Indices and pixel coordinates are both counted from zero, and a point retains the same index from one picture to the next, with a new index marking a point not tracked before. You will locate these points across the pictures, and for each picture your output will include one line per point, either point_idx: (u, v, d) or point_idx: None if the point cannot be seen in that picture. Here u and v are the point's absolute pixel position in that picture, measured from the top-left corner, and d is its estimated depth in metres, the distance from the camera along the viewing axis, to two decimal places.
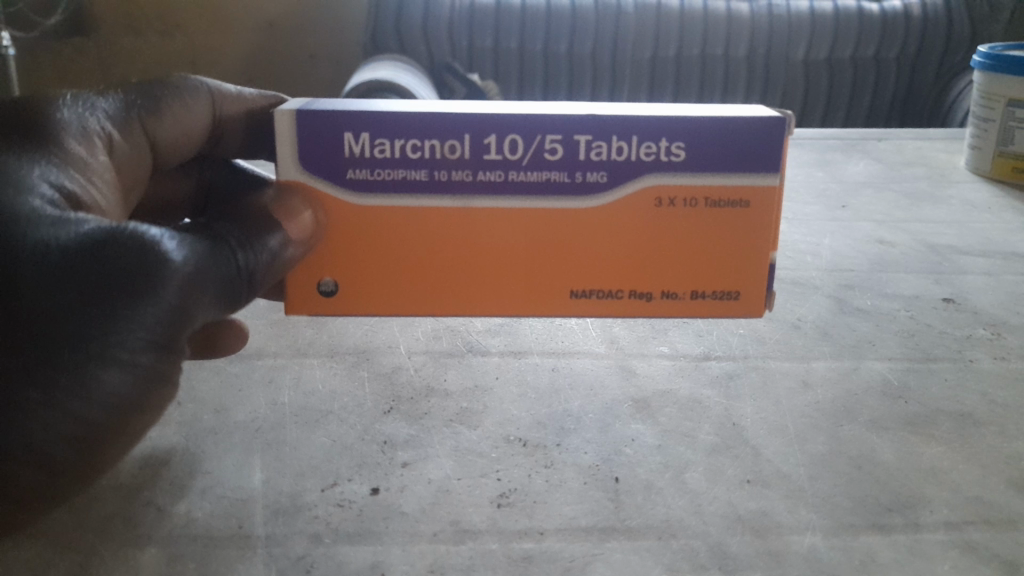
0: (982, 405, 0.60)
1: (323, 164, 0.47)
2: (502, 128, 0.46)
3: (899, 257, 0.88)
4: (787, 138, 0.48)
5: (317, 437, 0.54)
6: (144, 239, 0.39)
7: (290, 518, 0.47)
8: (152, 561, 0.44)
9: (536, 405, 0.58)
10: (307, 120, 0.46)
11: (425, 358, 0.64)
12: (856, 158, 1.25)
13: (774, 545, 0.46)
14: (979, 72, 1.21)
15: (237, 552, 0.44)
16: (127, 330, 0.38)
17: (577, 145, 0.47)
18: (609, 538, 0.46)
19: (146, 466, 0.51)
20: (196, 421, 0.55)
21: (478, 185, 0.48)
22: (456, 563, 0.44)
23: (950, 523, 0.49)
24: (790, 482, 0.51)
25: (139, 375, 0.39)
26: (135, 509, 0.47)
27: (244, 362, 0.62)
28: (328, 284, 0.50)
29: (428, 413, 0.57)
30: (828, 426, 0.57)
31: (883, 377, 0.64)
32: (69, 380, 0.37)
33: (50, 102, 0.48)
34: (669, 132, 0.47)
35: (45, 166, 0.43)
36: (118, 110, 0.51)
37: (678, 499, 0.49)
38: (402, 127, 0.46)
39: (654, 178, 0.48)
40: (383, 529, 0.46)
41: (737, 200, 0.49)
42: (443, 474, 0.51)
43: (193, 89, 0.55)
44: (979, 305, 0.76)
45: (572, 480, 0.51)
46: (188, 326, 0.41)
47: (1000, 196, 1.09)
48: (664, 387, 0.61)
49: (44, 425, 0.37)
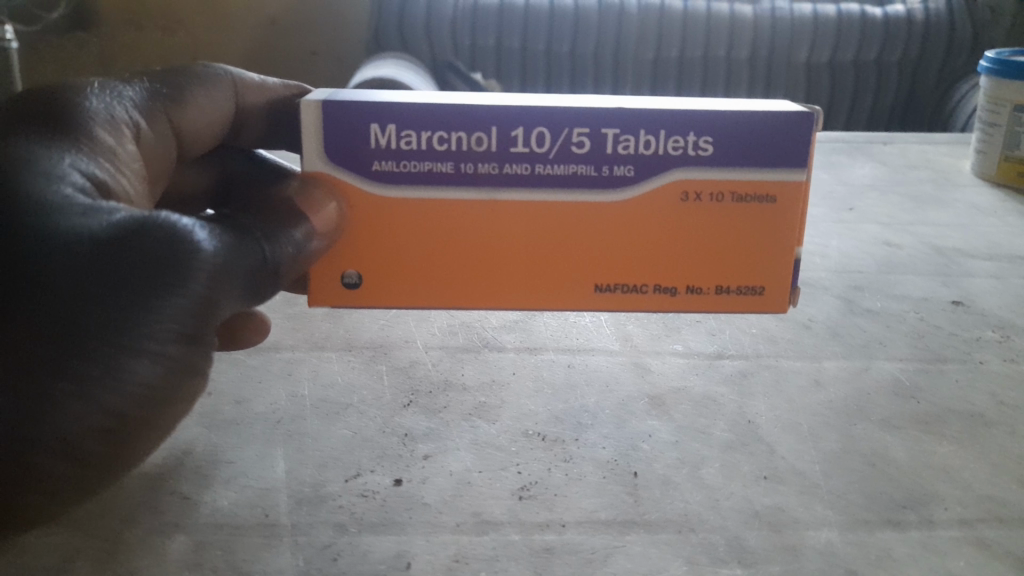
0: (992, 405, 0.61)
1: (349, 155, 0.48)
2: (530, 121, 0.47)
3: (906, 259, 0.89)
4: (814, 133, 0.48)
5: (338, 429, 0.54)
6: (173, 229, 0.40)
7: (314, 507, 0.47)
8: (180, 548, 0.44)
9: (552, 401, 0.59)
10: (333, 110, 0.47)
11: (441, 353, 0.64)
12: (861, 161, 1.26)
13: (791, 540, 0.47)
14: (986, 77, 1.22)
15: (262, 540, 0.45)
16: (158, 319, 0.38)
17: (604, 138, 0.47)
18: (629, 531, 0.47)
19: (170, 456, 0.51)
20: (216, 412, 0.56)
21: (505, 178, 0.48)
22: (479, 554, 0.45)
23: (964, 520, 0.49)
24: (806, 479, 0.52)
25: (169, 366, 0.40)
26: (161, 498, 0.48)
27: (262, 355, 0.63)
28: (351, 277, 0.51)
29: (446, 407, 0.57)
30: (841, 424, 0.58)
31: (894, 377, 0.64)
32: (102, 370, 0.38)
33: (77, 91, 0.48)
34: (697, 127, 0.47)
35: (75, 156, 0.44)
36: (144, 99, 0.51)
37: (695, 494, 0.50)
38: (430, 119, 0.47)
39: (679, 173, 0.48)
40: (407, 519, 0.47)
41: (762, 195, 0.49)
42: (463, 467, 0.51)
43: (217, 79, 0.56)
44: (987, 307, 0.77)
45: (590, 474, 0.51)
46: (215, 318, 0.41)
47: (1005, 201, 1.10)
48: (678, 383, 0.62)
49: (75, 415, 0.37)
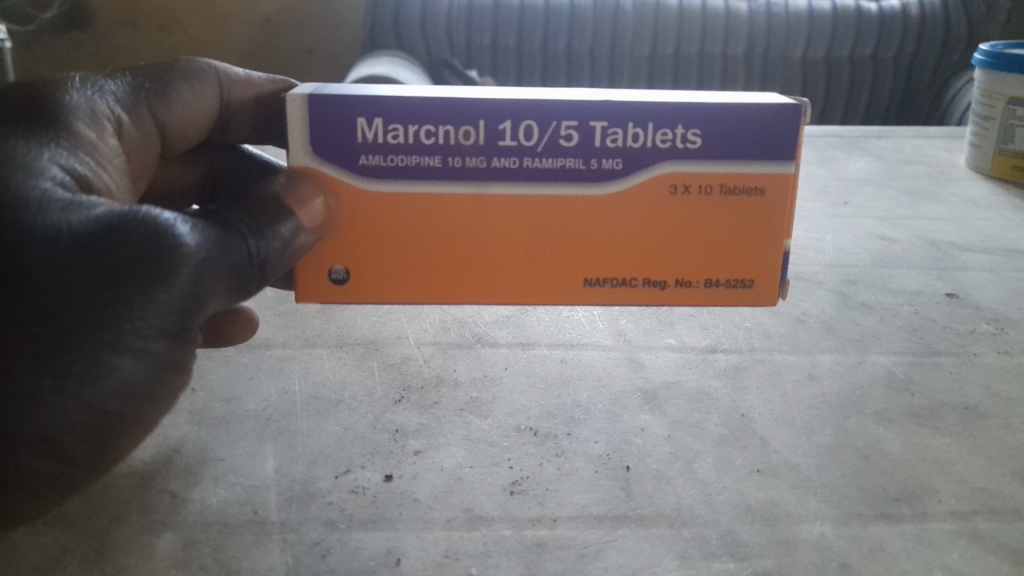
0: (986, 398, 0.61)
1: (336, 150, 0.47)
2: (517, 114, 0.47)
3: (901, 253, 0.88)
4: (802, 126, 0.48)
5: (329, 426, 0.54)
6: (155, 224, 0.39)
7: (304, 504, 0.47)
8: (168, 546, 0.44)
9: (545, 396, 0.58)
10: (319, 105, 0.46)
11: (434, 349, 0.64)
12: (856, 156, 1.25)
13: (784, 533, 0.47)
14: (980, 71, 1.22)
15: (252, 538, 0.45)
16: (140, 315, 0.38)
17: (593, 131, 0.47)
18: (621, 526, 0.46)
19: (159, 454, 0.51)
20: (206, 410, 0.55)
21: (493, 172, 0.48)
22: (470, 550, 0.44)
23: (957, 513, 0.49)
24: (799, 473, 0.51)
25: (152, 362, 0.39)
26: (150, 496, 0.48)
27: (253, 353, 0.62)
28: (340, 273, 0.51)
29: (437, 403, 0.57)
30: (834, 418, 0.57)
31: (888, 371, 0.64)
32: (82, 366, 0.37)
33: (58, 86, 0.47)
34: (685, 119, 0.47)
35: (55, 150, 0.43)
36: (126, 94, 0.51)
37: (688, 488, 0.50)
38: (417, 112, 0.46)
39: (669, 166, 0.48)
40: (397, 516, 0.46)
41: (752, 188, 0.49)
42: (454, 462, 0.51)
43: (201, 73, 0.55)
44: (981, 301, 0.77)
45: (582, 469, 0.51)
46: (199, 314, 0.41)
47: (1000, 194, 1.09)
48: (671, 378, 0.62)
49: (57, 411, 0.37)
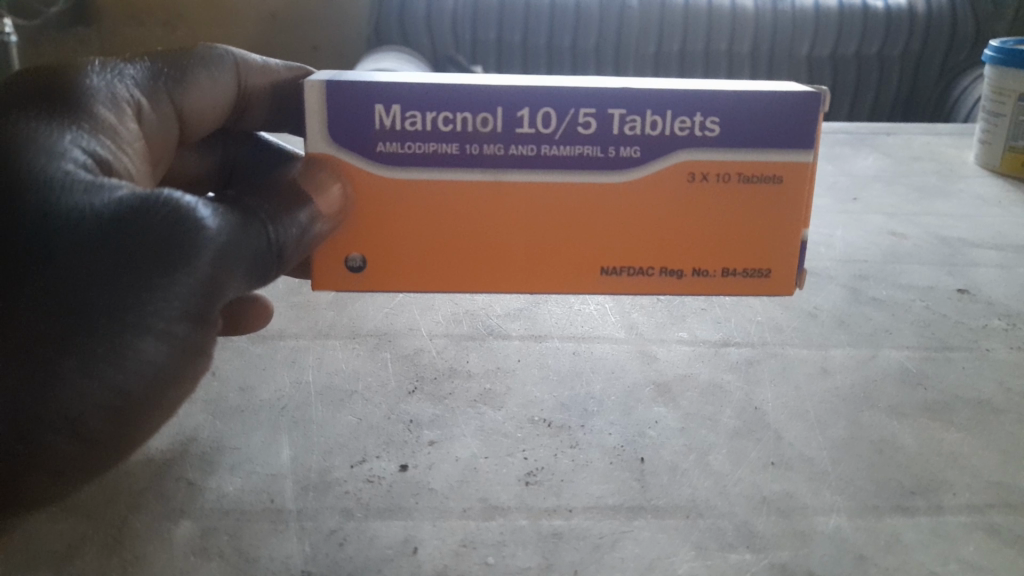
0: (1000, 393, 0.61)
1: (353, 137, 0.47)
2: (536, 101, 0.46)
3: (912, 249, 0.88)
4: (821, 113, 0.48)
5: (343, 416, 0.54)
6: (178, 206, 0.39)
7: (320, 493, 0.47)
8: (186, 533, 0.44)
9: (558, 388, 0.58)
10: (336, 92, 0.46)
11: (446, 341, 0.64)
12: (865, 152, 1.25)
13: (800, 525, 0.46)
14: (990, 68, 1.21)
15: (270, 526, 0.45)
16: (164, 297, 0.38)
17: (611, 119, 0.47)
18: (637, 516, 0.46)
19: (176, 443, 0.51)
20: (221, 399, 0.55)
21: (510, 159, 0.48)
22: (487, 539, 0.44)
23: (973, 506, 0.49)
24: (814, 466, 0.51)
25: (176, 346, 0.39)
26: (167, 484, 0.48)
27: (266, 344, 0.62)
28: (357, 261, 0.51)
29: (451, 394, 0.57)
30: (847, 411, 0.57)
31: (900, 365, 0.64)
32: (106, 348, 0.37)
33: (79, 70, 0.47)
34: (703, 107, 0.47)
35: (77, 133, 0.43)
36: (146, 79, 0.51)
37: (703, 480, 0.49)
38: (435, 99, 0.46)
39: (687, 154, 0.48)
40: (413, 505, 0.46)
41: (770, 176, 0.49)
42: (469, 453, 0.51)
43: (219, 59, 0.55)
44: (993, 297, 0.76)
45: (597, 461, 0.51)
46: (220, 299, 0.41)
47: (1009, 191, 1.09)
48: (683, 370, 0.62)
49: (80, 392, 0.37)
